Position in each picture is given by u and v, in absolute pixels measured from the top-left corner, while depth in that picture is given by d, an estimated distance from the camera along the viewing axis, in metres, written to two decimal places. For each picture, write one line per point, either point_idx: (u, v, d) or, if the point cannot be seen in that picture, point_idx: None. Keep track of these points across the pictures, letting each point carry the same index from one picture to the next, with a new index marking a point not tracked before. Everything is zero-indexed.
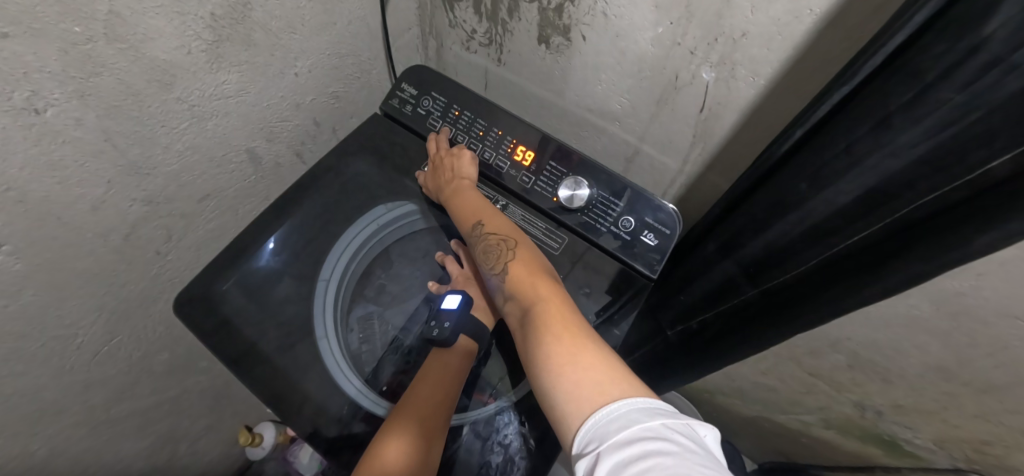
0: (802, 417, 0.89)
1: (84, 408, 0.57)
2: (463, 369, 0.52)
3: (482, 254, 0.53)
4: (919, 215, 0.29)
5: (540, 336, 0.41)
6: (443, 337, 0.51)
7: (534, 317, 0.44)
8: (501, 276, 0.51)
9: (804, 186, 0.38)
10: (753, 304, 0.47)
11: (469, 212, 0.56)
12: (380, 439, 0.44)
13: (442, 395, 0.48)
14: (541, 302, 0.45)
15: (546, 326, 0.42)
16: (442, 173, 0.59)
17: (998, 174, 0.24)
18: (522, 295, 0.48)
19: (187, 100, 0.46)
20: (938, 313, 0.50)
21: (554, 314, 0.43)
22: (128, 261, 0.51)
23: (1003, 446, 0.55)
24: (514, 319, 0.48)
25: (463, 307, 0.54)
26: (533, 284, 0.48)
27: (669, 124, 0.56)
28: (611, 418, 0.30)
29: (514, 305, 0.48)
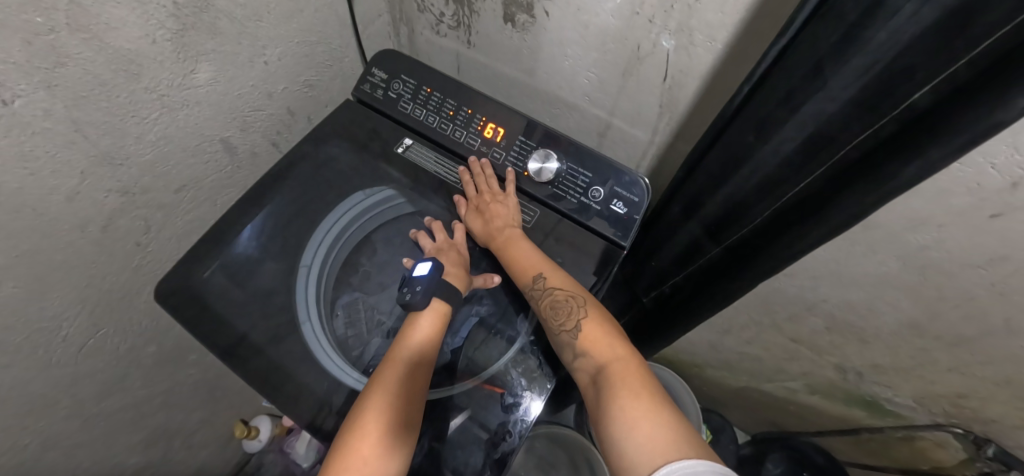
0: (788, 384, 0.91)
1: (74, 401, 0.58)
2: (436, 339, 0.51)
3: (549, 310, 0.50)
4: (854, 155, 0.33)
5: (617, 396, 0.43)
6: (414, 301, 0.50)
7: (611, 378, 0.45)
8: (570, 334, 0.50)
9: (751, 138, 0.39)
10: (719, 262, 0.52)
11: (529, 264, 0.53)
12: (354, 428, 0.42)
13: (413, 379, 0.47)
14: (616, 367, 0.46)
15: (623, 387, 0.43)
16: (491, 220, 0.58)
17: (920, 107, 0.28)
18: (594, 351, 0.48)
19: (156, 91, 0.47)
20: (906, 269, 0.51)
21: (633, 379, 0.44)
22: (109, 252, 0.52)
23: (987, 389, 0.58)
24: (583, 376, 0.48)
25: (434, 272, 0.52)
26: (606, 344, 0.48)
27: (636, 96, 0.56)
28: (692, 473, 0.33)
29: (585, 362, 0.48)
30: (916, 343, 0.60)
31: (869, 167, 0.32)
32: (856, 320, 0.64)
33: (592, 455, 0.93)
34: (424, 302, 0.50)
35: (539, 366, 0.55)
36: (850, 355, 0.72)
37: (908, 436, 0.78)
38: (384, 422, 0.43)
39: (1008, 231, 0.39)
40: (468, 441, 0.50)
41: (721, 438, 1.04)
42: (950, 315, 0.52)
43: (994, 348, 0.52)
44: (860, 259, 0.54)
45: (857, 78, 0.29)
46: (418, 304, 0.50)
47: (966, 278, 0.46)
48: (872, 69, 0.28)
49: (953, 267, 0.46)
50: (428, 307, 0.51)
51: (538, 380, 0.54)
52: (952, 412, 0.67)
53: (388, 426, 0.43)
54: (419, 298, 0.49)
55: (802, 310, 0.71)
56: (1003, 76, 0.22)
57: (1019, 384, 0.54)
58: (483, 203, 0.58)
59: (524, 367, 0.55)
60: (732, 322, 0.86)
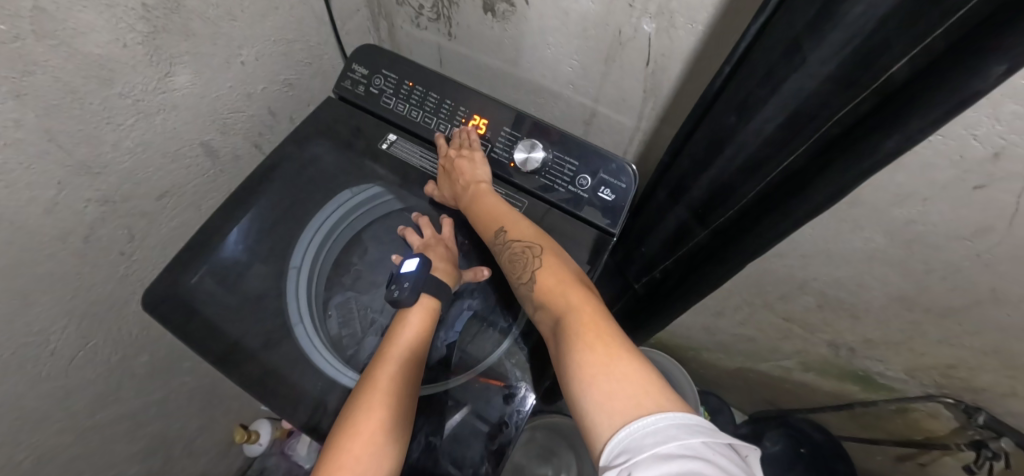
0: (781, 363, 0.93)
1: (68, 415, 0.57)
2: (427, 335, 0.51)
3: (508, 263, 0.50)
4: (834, 132, 0.33)
5: (569, 343, 0.39)
6: (402, 298, 0.50)
7: (564, 326, 0.42)
8: (528, 286, 0.48)
9: (733, 118, 0.39)
10: (707, 245, 0.53)
11: (491, 219, 0.54)
12: (345, 429, 0.42)
13: (407, 381, 0.47)
14: (569, 314, 0.42)
15: (575, 335, 0.40)
16: (456, 178, 0.57)
17: (897, 81, 0.28)
18: (550, 301, 0.45)
19: (129, 95, 0.46)
20: (893, 244, 0.51)
21: (585, 324, 0.40)
22: (92, 263, 0.51)
23: (976, 358, 0.59)
24: (544, 328, 0.45)
25: (422, 267, 0.51)
26: (562, 291, 0.45)
27: (620, 81, 0.56)
28: (649, 432, 0.30)
29: (544, 313, 0.46)
30: (905, 316, 0.61)
31: (855, 137, 0.32)
32: (846, 296, 0.65)
33: None
34: (413, 297, 0.50)
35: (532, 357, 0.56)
36: (842, 331, 0.72)
37: (900, 408, 0.79)
38: (377, 420, 0.43)
39: (991, 201, 0.39)
40: (468, 436, 0.50)
41: (718, 419, 1.05)
42: (938, 287, 0.53)
43: (982, 317, 0.53)
44: (848, 237, 0.54)
45: (836, 56, 0.29)
46: (408, 301, 0.50)
47: (953, 251, 0.47)
48: (850, 45, 0.28)
49: (940, 240, 0.47)
50: (416, 303, 0.51)
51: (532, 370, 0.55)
52: (943, 382, 0.68)
53: (385, 425, 0.43)
54: (407, 294, 0.50)
55: (793, 289, 0.71)
56: (984, 44, 0.22)
57: (1007, 351, 0.55)
58: (449, 165, 0.58)
59: (518, 359, 0.55)
60: (724, 304, 0.87)
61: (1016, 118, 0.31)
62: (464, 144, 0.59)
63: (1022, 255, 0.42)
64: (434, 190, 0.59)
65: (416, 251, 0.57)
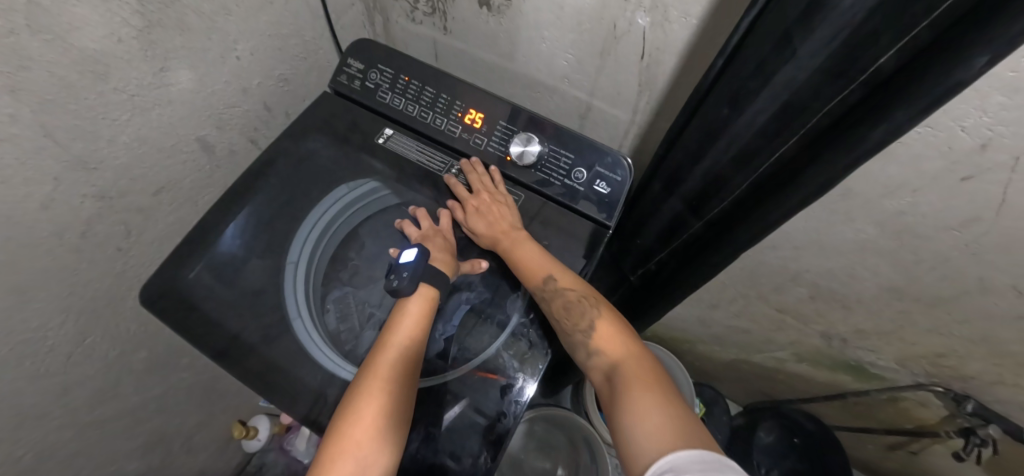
0: (775, 354, 0.94)
1: (66, 411, 0.57)
2: (425, 324, 0.51)
3: (561, 312, 0.51)
4: (824, 123, 0.34)
5: (626, 387, 0.45)
6: (401, 287, 0.50)
7: (625, 376, 0.47)
8: (584, 334, 0.51)
9: (726, 109, 0.39)
10: (702, 236, 0.54)
11: (535, 267, 0.52)
12: (345, 415, 0.43)
13: (405, 368, 0.47)
14: (629, 365, 0.48)
15: (631, 382, 0.46)
16: (493, 219, 0.56)
17: (884, 71, 0.28)
18: (606, 349, 0.51)
19: (125, 91, 0.46)
20: (884, 235, 0.52)
21: (645, 376, 0.46)
22: (89, 259, 0.51)
23: (965, 345, 0.61)
24: (597, 375, 0.51)
25: (421, 258, 0.52)
26: (618, 343, 0.51)
27: (615, 75, 0.56)
28: (693, 459, 0.35)
29: (600, 361, 0.51)
30: (896, 306, 0.62)
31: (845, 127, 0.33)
32: (839, 287, 0.65)
33: (590, 435, 0.98)
34: (412, 287, 0.50)
35: (530, 347, 0.55)
36: (834, 322, 0.74)
37: (891, 398, 0.81)
38: (375, 406, 0.43)
39: (979, 192, 0.40)
40: (467, 429, 0.51)
41: (714, 411, 1.07)
42: (927, 276, 0.54)
43: (970, 306, 0.54)
44: (839, 228, 0.55)
45: (824, 48, 0.29)
46: (406, 290, 0.50)
47: (941, 241, 0.48)
48: (839, 37, 0.28)
49: (929, 231, 0.48)
50: (415, 292, 0.51)
51: (530, 361, 0.54)
52: (933, 371, 0.70)
53: (385, 411, 0.43)
54: (405, 284, 0.50)
55: (786, 281, 0.72)
56: (968, 35, 0.22)
57: (994, 339, 0.57)
58: (484, 204, 0.56)
59: (516, 350, 0.55)
60: (719, 296, 0.88)
61: (1002, 109, 0.32)
62: (495, 186, 0.58)
63: (1007, 244, 0.43)
64: (466, 224, 0.57)
65: (413, 240, 0.57)
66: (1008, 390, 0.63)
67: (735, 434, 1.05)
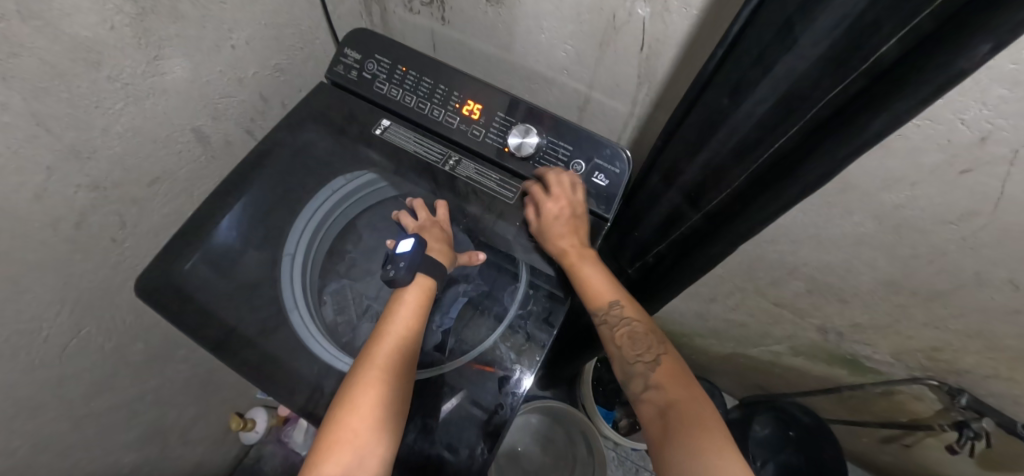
0: (772, 348, 0.95)
1: (62, 403, 0.57)
2: (422, 313, 0.51)
3: (628, 339, 0.54)
4: (824, 114, 0.34)
5: (686, 428, 0.45)
6: (398, 277, 0.50)
7: (683, 414, 0.47)
8: (646, 365, 0.53)
9: (726, 100, 0.39)
10: (700, 229, 0.53)
11: (599, 293, 0.54)
12: (343, 404, 0.43)
13: (401, 357, 0.47)
14: (685, 402, 0.48)
15: (692, 424, 0.45)
16: (567, 233, 0.55)
17: (886, 59, 0.28)
18: (665, 385, 0.50)
19: (118, 79, 0.45)
20: (882, 229, 0.52)
21: (703, 416, 0.46)
22: (84, 250, 0.51)
23: (960, 339, 0.61)
24: (648, 408, 0.50)
25: (417, 247, 0.52)
26: (678, 383, 0.50)
27: (614, 67, 0.56)
28: None
29: (654, 393, 0.50)
30: (892, 301, 0.62)
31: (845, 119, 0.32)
32: (836, 281, 0.66)
33: (584, 426, 0.99)
34: (410, 276, 0.50)
35: (526, 340, 0.54)
36: (831, 315, 0.74)
37: (887, 391, 0.82)
38: (373, 395, 0.43)
39: (977, 186, 0.40)
40: (464, 421, 0.51)
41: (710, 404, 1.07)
42: (923, 270, 0.54)
43: (965, 300, 0.54)
44: (837, 221, 0.55)
45: (827, 35, 0.29)
46: (404, 280, 0.50)
47: (937, 235, 0.48)
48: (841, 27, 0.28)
49: (926, 225, 0.48)
50: (412, 282, 0.51)
51: (527, 353, 0.54)
52: (928, 364, 0.70)
53: (382, 401, 0.43)
54: (403, 273, 0.50)
55: (783, 274, 0.72)
56: (968, 25, 0.22)
57: (989, 333, 0.57)
58: (563, 215, 0.55)
59: (513, 343, 0.54)
60: (716, 290, 0.88)
61: (1002, 102, 0.32)
62: (574, 196, 0.56)
63: (1004, 239, 0.43)
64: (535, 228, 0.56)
65: (410, 231, 0.57)
66: (1003, 384, 0.64)
67: (731, 427, 1.05)
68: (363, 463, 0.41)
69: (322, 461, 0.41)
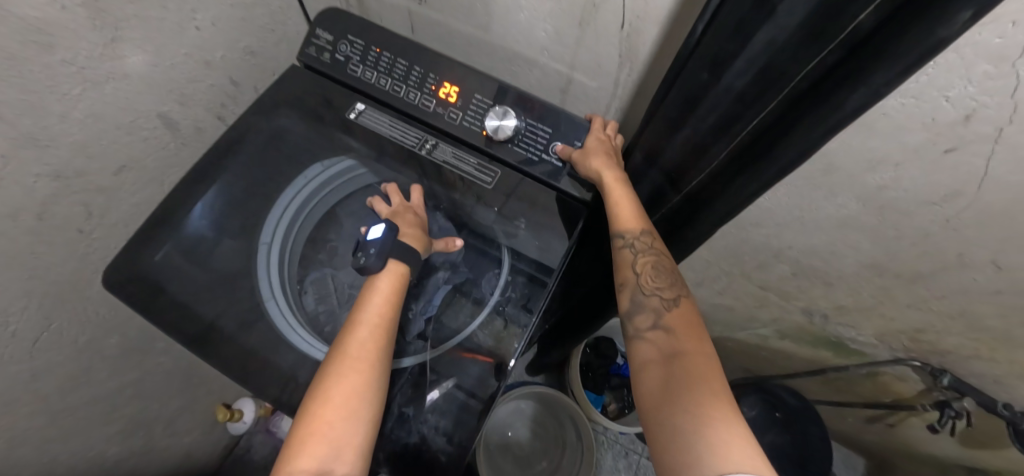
0: (759, 331, 0.95)
1: (37, 397, 0.57)
2: (394, 300, 0.50)
3: (647, 270, 0.46)
4: (803, 86, 0.32)
5: (692, 377, 0.37)
6: (369, 264, 0.49)
7: (690, 362, 0.38)
8: (661, 301, 0.45)
9: (706, 75, 0.37)
10: (681, 209, 0.54)
11: (634, 212, 0.48)
12: (320, 392, 0.43)
13: (374, 345, 0.46)
14: (697, 353, 0.39)
15: (698, 376, 0.37)
16: (603, 154, 0.52)
17: (863, 27, 0.26)
18: (676, 329, 0.42)
19: (75, 63, 0.43)
20: (866, 211, 0.51)
21: (716, 373, 0.38)
22: (48, 242, 0.49)
23: (940, 319, 0.61)
24: (649, 348, 0.42)
25: (389, 233, 0.51)
26: (694, 332, 0.42)
27: (595, 46, 0.54)
28: None
29: (661, 336, 0.42)
30: (876, 283, 0.62)
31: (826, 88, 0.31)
32: (820, 264, 0.65)
33: (571, 410, 1.02)
34: (380, 263, 0.49)
35: (505, 325, 0.54)
36: (815, 298, 0.74)
37: (871, 372, 0.83)
38: (350, 386, 0.43)
39: (961, 165, 0.39)
40: (444, 405, 0.51)
41: None
42: (905, 252, 0.54)
43: (947, 281, 0.54)
44: (822, 203, 0.54)
45: (807, 2, 0.27)
46: (374, 266, 0.49)
47: (919, 216, 0.47)
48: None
49: (908, 206, 0.47)
50: (384, 269, 0.50)
51: (507, 339, 0.53)
52: (911, 346, 0.71)
53: (361, 390, 0.43)
54: (373, 260, 0.49)
55: (769, 258, 0.71)
56: None
57: (971, 313, 0.57)
58: (603, 147, 0.53)
59: (491, 329, 0.54)
60: (703, 274, 0.88)
61: (988, 78, 0.31)
62: (611, 135, 0.56)
63: (986, 219, 0.43)
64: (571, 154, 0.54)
65: (388, 216, 0.56)
66: (984, 364, 0.65)
67: None
68: (340, 456, 0.40)
69: (294, 456, 0.39)
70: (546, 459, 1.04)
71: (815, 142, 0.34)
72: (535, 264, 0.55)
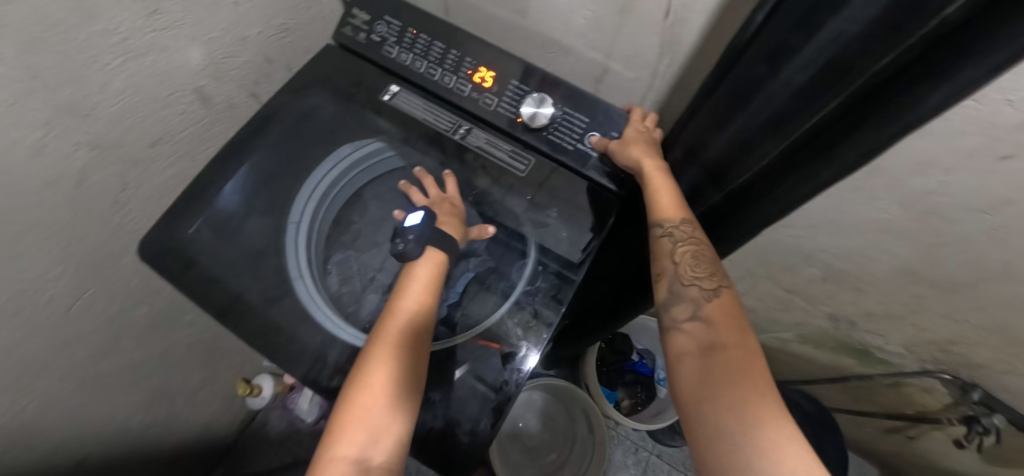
0: (780, 335, 0.94)
1: (70, 362, 0.58)
2: (433, 288, 0.49)
3: (687, 260, 0.45)
4: (871, 83, 0.31)
5: (735, 373, 0.36)
6: (407, 251, 0.50)
7: (733, 355, 0.37)
8: (700, 291, 0.43)
9: (764, 69, 0.36)
10: (723, 206, 0.53)
11: (675, 201, 0.47)
12: (356, 380, 0.43)
13: (410, 333, 0.46)
14: (738, 346, 0.38)
15: (743, 371, 0.36)
16: (642, 143, 0.52)
17: (951, 20, 0.24)
18: (716, 322, 0.41)
19: (117, 33, 0.43)
20: (907, 216, 0.50)
21: (760, 368, 0.36)
22: (85, 210, 0.50)
23: (977, 333, 0.59)
24: (688, 340, 0.41)
25: (428, 220, 0.52)
26: (735, 325, 0.40)
27: (636, 35, 0.53)
28: None
29: (699, 327, 0.41)
30: (912, 292, 0.61)
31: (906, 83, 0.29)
32: (854, 269, 0.64)
33: (585, 403, 1.03)
34: (420, 250, 0.50)
35: (534, 316, 0.53)
36: (844, 304, 0.72)
37: (895, 382, 0.81)
38: (384, 375, 0.42)
39: (1017, 174, 0.37)
40: (466, 394, 0.50)
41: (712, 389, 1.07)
42: (945, 261, 0.52)
43: (988, 294, 0.53)
44: (862, 208, 0.53)
45: None
46: (412, 253, 0.50)
47: (967, 224, 0.45)
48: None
49: (953, 213, 0.45)
50: (423, 256, 0.50)
51: (534, 329, 0.53)
52: (941, 358, 0.69)
53: (395, 372, 0.43)
54: (411, 246, 0.50)
55: (799, 260, 0.70)
56: None
57: (1010, 328, 0.55)
58: (643, 138, 0.53)
59: (520, 319, 0.53)
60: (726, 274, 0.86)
61: None
62: (649, 126, 0.55)
63: None
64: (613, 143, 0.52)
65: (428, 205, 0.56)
66: (1017, 381, 0.63)
67: None
68: (377, 443, 0.40)
69: (335, 443, 0.40)
70: (557, 451, 1.05)
71: (879, 141, 0.33)
72: (562, 261, 0.54)
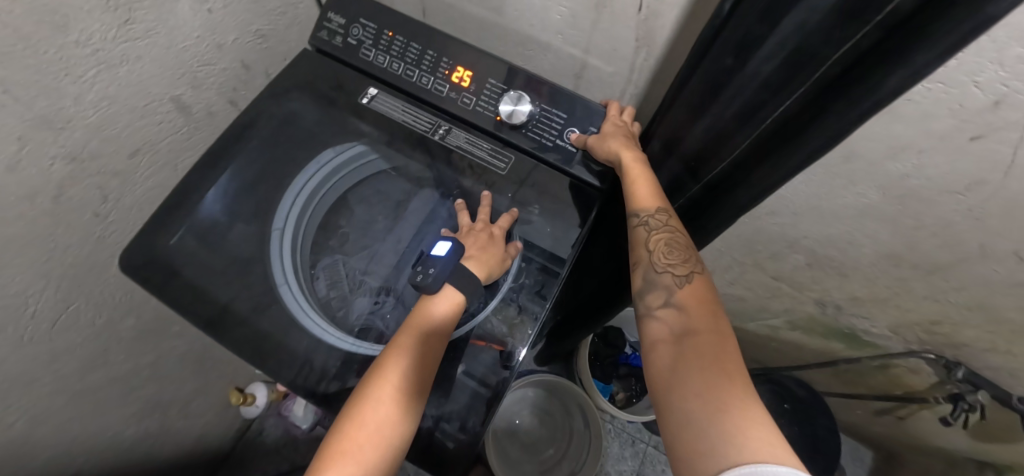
0: (769, 322, 0.95)
1: (57, 378, 0.58)
2: (448, 325, 0.48)
3: (660, 249, 0.46)
4: (833, 72, 0.31)
5: (704, 357, 0.36)
6: (426, 283, 0.48)
7: (703, 341, 0.38)
8: (674, 278, 0.44)
9: (730, 61, 0.37)
10: (701, 198, 0.53)
11: (648, 191, 0.47)
12: (350, 415, 0.43)
13: (414, 368, 0.45)
14: (709, 332, 0.38)
15: (711, 356, 0.36)
16: (618, 135, 0.52)
17: (903, 8, 0.25)
18: (690, 309, 0.41)
19: (88, 44, 0.43)
20: (885, 200, 0.50)
21: (730, 352, 0.37)
22: (65, 224, 0.49)
23: (959, 311, 0.60)
24: (662, 328, 0.41)
25: (453, 253, 0.50)
26: (709, 312, 0.41)
27: (611, 30, 0.53)
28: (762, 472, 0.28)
29: (672, 313, 0.42)
30: (894, 276, 0.62)
31: (865, 71, 0.29)
32: (836, 254, 0.64)
33: (579, 398, 1.03)
34: (438, 285, 0.48)
35: (519, 313, 0.53)
36: (830, 289, 0.73)
37: (883, 364, 0.83)
38: (383, 415, 0.43)
39: (987, 153, 0.38)
40: (457, 393, 0.51)
41: None
42: (923, 241, 0.53)
43: (967, 273, 0.53)
44: (841, 193, 0.53)
45: None
46: (430, 287, 0.48)
47: (943, 205, 0.46)
48: None
49: (931, 194, 0.46)
50: (440, 293, 0.48)
51: (519, 326, 0.53)
52: (925, 338, 0.70)
53: (395, 383, 0.44)
54: (430, 280, 0.48)
55: (783, 247, 0.70)
56: None
57: (990, 305, 0.56)
58: (619, 132, 0.53)
59: (505, 315, 0.53)
60: (715, 265, 0.87)
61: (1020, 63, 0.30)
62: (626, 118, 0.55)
63: (1013, 210, 0.42)
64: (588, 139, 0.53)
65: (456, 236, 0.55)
66: (998, 358, 0.64)
67: None
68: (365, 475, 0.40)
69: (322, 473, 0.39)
70: (554, 446, 1.05)
71: (841, 129, 0.34)
72: (547, 255, 0.54)
